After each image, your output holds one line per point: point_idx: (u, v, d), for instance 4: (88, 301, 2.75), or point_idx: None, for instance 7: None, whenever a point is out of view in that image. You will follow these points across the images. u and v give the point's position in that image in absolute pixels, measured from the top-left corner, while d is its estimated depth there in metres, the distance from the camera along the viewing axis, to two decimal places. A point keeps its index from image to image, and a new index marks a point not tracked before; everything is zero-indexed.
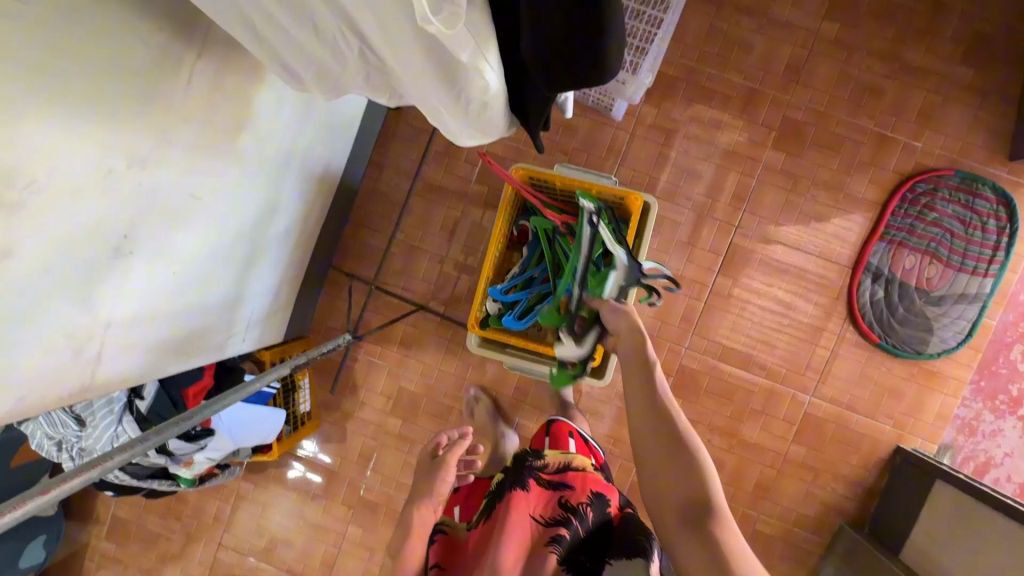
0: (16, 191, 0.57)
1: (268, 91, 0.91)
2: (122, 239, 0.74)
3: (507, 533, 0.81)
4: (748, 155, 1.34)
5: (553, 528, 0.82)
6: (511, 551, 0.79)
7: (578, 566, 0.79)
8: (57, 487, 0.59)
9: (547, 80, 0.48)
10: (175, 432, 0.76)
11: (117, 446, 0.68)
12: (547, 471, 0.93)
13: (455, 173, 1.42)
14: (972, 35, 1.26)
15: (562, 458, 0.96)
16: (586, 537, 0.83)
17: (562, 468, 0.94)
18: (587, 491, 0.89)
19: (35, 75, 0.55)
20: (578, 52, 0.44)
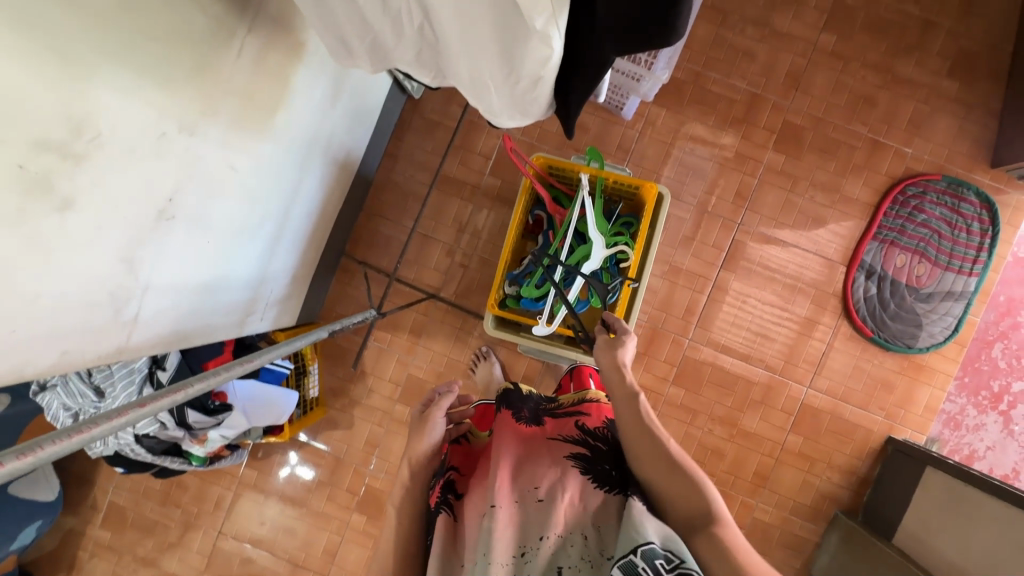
0: (82, 143, 0.60)
1: (304, 71, 0.93)
2: (166, 203, 0.76)
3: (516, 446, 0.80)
4: (750, 157, 1.41)
5: (574, 446, 0.81)
6: (526, 464, 0.77)
7: (605, 478, 0.76)
8: (152, 403, 0.59)
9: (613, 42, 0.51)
10: (238, 372, 0.74)
11: (196, 374, 0.66)
12: (562, 407, 0.93)
13: (469, 165, 1.47)
14: (957, 51, 1.36)
15: (577, 396, 0.95)
16: (609, 455, 0.81)
17: (577, 402, 0.93)
18: (602, 419, 0.89)
19: (105, 30, 0.57)
20: (646, 17, 0.46)
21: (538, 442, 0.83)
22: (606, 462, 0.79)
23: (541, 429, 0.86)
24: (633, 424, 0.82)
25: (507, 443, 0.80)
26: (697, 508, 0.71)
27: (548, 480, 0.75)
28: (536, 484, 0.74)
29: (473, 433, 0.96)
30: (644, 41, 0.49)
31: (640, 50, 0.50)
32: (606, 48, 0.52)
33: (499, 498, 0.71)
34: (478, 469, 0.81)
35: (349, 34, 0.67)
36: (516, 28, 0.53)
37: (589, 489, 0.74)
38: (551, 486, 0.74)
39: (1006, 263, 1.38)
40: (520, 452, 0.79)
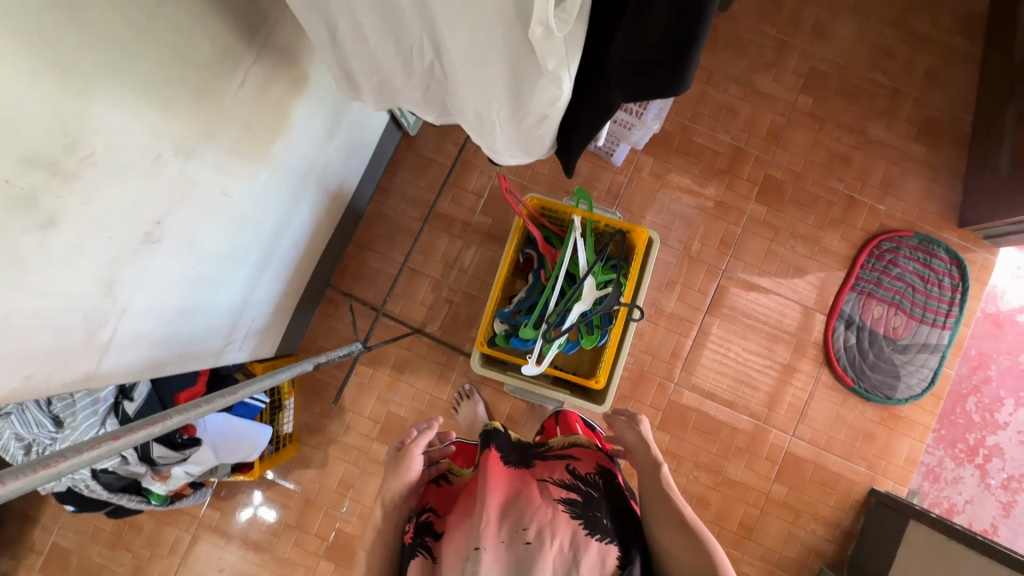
0: (74, 162, 0.58)
1: (304, 102, 0.94)
2: (153, 226, 0.74)
3: (506, 487, 0.75)
4: (734, 207, 1.46)
5: (565, 490, 0.77)
6: (517, 507, 0.72)
7: (595, 525, 0.72)
8: (129, 435, 0.56)
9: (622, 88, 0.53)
10: (221, 405, 0.72)
11: (176, 407, 0.64)
12: (551, 450, 0.90)
13: (462, 202, 1.48)
14: (923, 119, 1.45)
15: (566, 441, 0.93)
16: (602, 502, 0.78)
17: (566, 446, 0.90)
18: (593, 464, 0.85)
19: (111, 50, 0.57)
20: (656, 68, 0.48)
21: (528, 481, 0.78)
22: (597, 508, 0.75)
23: (529, 470, 0.82)
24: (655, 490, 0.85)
25: (494, 481, 0.75)
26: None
27: (538, 521, 0.70)
28: (525, 525, 0.69)
29: (452, 474, 0.91)
30: (649, 86, 0.49)
31: (647, 99, 0.51)
32: (614, 92, 0.54)
33: (484, 539, 0.66)
34: (460, 505, 0.76)
35: (357, 72, 0.69)
36: (526, 71, 0.54)
37: (581, 536, 0.70)
38: (540, 530, 0.69)
39: (977, 318, 1.43)
40: (510, 491, 0.75)
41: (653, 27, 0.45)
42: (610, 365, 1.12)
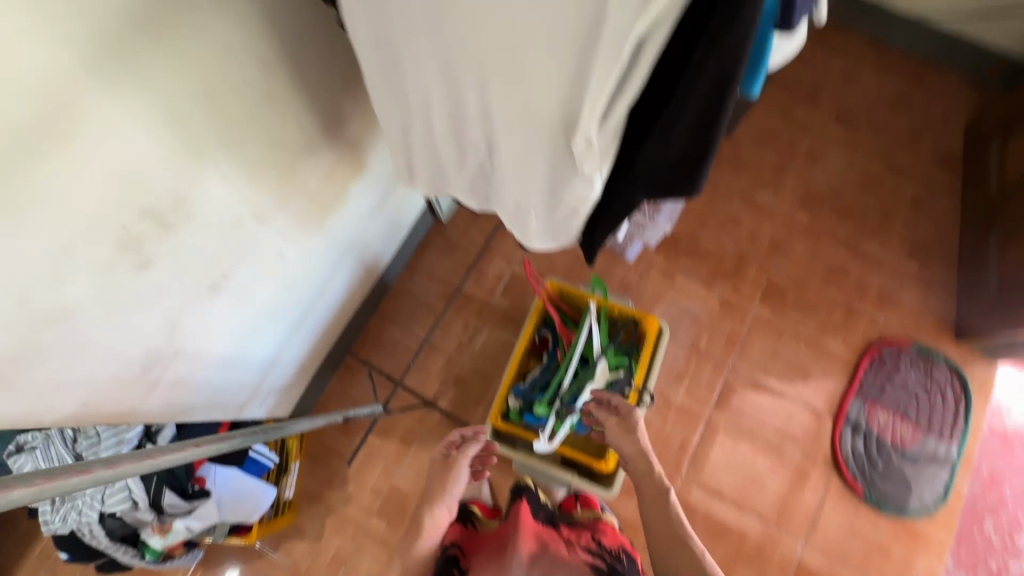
0: (176, 216, 0.69)
1: (360, 185, 1.07)
2: (219, 278, 0.83)
3: (536, 538, 0.77)
4: (739, 307, 1.54)
5: (593, 556, 0.77)
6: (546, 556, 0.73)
7: None
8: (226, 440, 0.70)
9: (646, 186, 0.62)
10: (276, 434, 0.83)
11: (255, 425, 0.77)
12: (575, 520, 0.89)
13: (484, 283, 1.58)
14: (913, 240, 1.58)
15: (590, 515, 0.92)
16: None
17: (591, 519, 0.90)
18: (619, 541, 0.84)
19: (227, 133, 0.69)
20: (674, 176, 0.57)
21: (555, 539, 0.79)
22: None
23: (557, 530, 0.83)
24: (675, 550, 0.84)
25: (526, 531, 0.77)
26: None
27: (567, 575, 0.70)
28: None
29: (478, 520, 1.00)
30: (669, 186, 0.59)
31: (664, 195, 0.60)
32: (639, 189, 0.63)
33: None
34: (488, 551, 0.78)
35: (418, 163, 0.81)
36: (564, 172, 0.64)
37: None
38: None
39: (984, 434, 1.44)
40: (540, 542, 0.76)
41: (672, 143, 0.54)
42: None
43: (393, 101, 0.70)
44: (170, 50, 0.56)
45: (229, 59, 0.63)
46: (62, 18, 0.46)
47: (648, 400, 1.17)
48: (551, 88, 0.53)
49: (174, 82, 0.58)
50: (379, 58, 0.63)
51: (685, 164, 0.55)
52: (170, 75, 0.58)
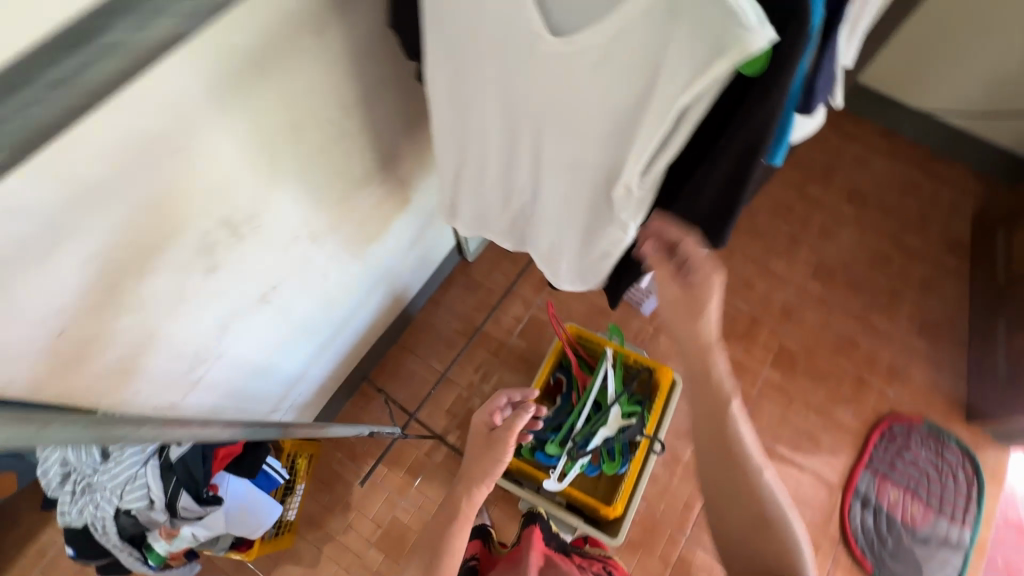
0: (247, 229, 0.76)
1: (402, 218, 1.15)
2: (269, 290, 0.89)
3: (550, 557, 0.78)
4: (749, 369, 1.57)
5: None
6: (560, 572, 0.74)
7: None
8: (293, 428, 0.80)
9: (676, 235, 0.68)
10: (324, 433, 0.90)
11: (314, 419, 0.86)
12: (586, 553, 0.90)
13: (502, 323, 1.62)
14: (923, 319, 1.62)
15: (601, 552, 0.92)
16: None
17: (602, 555, 0.90)
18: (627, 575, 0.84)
19: (304, 161, 0.78)
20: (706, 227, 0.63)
21: (567, 562, 0.81)
22: None
23: (568, 557, 0.84)
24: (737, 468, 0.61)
25: (539, 548, 0.79)
26: (777, 569, 0.58)
27: None
28: None
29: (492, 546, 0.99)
30: (696, 235, 0.64)
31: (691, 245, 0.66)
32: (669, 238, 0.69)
33: None
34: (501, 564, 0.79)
35: (463, 202, 0.89)
36: (601, 219, 0.71)
37: None
38: None
39: (998, 521, 1.41)
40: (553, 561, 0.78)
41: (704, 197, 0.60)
42: (627, 496, 1.15)
43: (452, 145, 0.78)
44: (276, 86, 0.65)
45: (320, 99, 0.73)
46: (202, 57, 0.56)
47: (657, 449, 1.19)
48: (600, 144, 0.60)
49: (272, 113, 0.67)
50: (448, 107, 0.72)
51: (714, 218, 0.62)
52: (270, 107, 0.67)
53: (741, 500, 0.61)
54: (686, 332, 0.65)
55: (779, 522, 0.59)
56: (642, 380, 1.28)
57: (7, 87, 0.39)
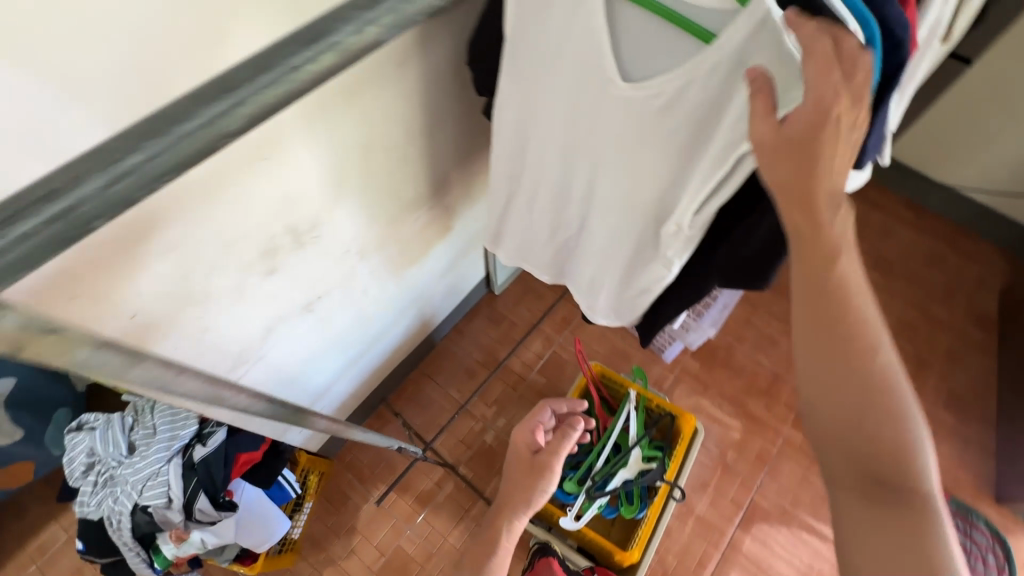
0: (308, 238, 0.80)
1: (441, 244, 1.20)
2: (314, 300, 0.92)
3: None
4: (770, 426, 1.54)
5: None
6: None
7: None
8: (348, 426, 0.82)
9: (719, 276, 0.70)
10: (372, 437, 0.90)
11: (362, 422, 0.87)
12: None
13: (523, 357, 1.63)
14: (949, 392, 1.60)
15: None
16: None
17: None
18: None
19: (367, 181, 0.83)
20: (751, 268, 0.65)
21: None
22: None
23: None
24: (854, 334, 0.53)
25: None
26: (893, 441, 0.52)
27: None
28: None
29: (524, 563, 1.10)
30: (740, 275, 0.67)
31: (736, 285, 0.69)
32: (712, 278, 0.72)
33: None
34: None
35: (509, 231, 0.93)
36: (646, 255, 0.74)
37: None
38: None
39: None
40: None
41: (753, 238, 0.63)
42: (643, 543, 1.12)
43: (507, 176, 0.83)
44: (357, 111, 0.71)
45: (390, 126, 0.78)
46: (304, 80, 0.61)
47: (679, 496, 1.17)
48: (654, 183, 0.64)
49: (350, 133, 0.73)
50: (510, 140, 0.77)
51: (760, 261, 0.65)
52: (349, 128, 0.72)
53: (856, 379, 0.53)
54: (798, 192, 0.50)
55: (899, 391, 0.52)
56: (664, 425, 1.26)
57: (236, 81, 0.44)
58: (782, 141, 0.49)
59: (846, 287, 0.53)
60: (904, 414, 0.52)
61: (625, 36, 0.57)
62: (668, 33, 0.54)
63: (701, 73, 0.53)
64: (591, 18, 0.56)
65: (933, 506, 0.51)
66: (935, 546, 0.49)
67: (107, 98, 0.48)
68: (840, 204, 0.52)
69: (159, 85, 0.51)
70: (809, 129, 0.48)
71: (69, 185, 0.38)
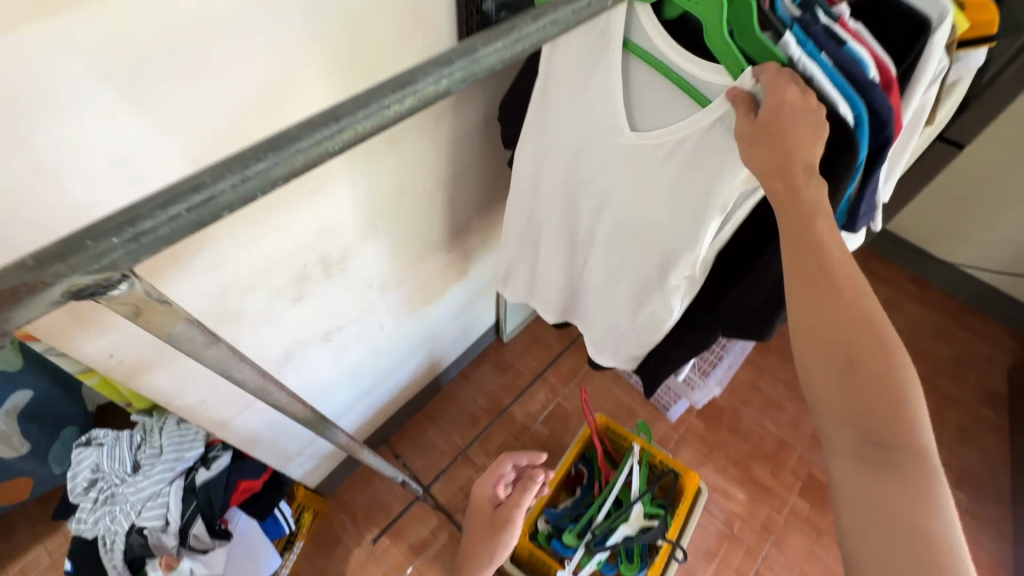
0: (336, 268, 0.85)
1: (457, 286, 1.25)
2: (333, 330, 0.96)
3: None
4: (777, 494, 1.50)
5: None
6: None
7: None
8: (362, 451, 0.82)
9: (726, 325, 0.73)
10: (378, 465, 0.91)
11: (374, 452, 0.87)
12: None
13: (527, 407, 1.63)
14: (961, 470, 1.56)
15: None
16: None
17: None
18: None
19: (396, 220, 0.89)
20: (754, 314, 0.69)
21: None
22: None
23: None
24: (841, 304, 0.49)
25: None
26: (895, 409, 0.46)
27: None
28: None
29: None
30: (746, 326, 0.71)
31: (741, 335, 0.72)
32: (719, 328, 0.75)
33: None
34: None
35: (522, 272, 0.97)
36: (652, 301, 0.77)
37: None
38: None
39: None
40: None
41: (756, 291, 0.66)
42: None
43: (526, 223, 0.89)
44: (394, 156, 0.78)
45: (422, 172, 0.85)
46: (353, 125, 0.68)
47: (680, 557, 1.14)
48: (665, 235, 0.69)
49: (385, 175, 0.79)
50: (530, 189, 0.83)
51: (765, 310, 0.68)
52: (385, 171, 0.79)
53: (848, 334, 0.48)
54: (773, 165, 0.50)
55: (900, 366, 0.47)
56: (667, 482, 1.25)
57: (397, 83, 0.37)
58: (755, 131, 0.50)
59: (832, 257, 0.50)
60: (906, 396, 0.46)
61: (639, 94, 0.64)
62: (676, 95, 0.60)
63: (702, 128, 0.57)
64: (609, 76, 0.63)
65: (936, 484, 0.44)
66: (940, 548, 0.41)
67: (193, 140, 0.55)
68: (817, 174, 0.51)
69: (237, 130, 0.57)
70: (777, 117, 0.48)
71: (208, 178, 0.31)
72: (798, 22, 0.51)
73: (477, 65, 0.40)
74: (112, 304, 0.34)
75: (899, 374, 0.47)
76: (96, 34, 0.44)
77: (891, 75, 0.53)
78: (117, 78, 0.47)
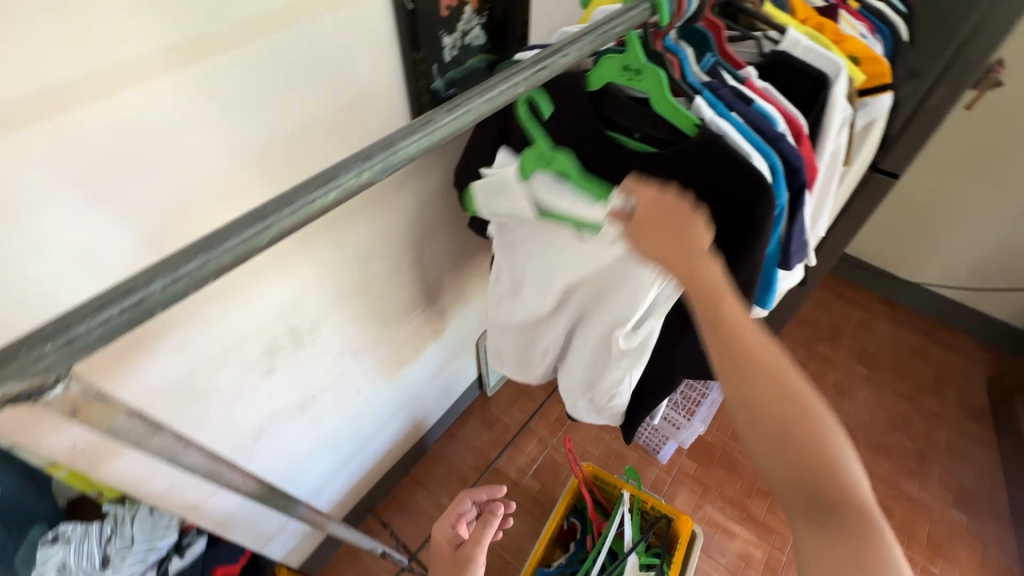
0: (307, 338, 0.87)
1: (434, 345, 1.26)
2: (308, 400, 0.96)
3: None
4: (777, 531, 1.46)
5: None
6: None
7: None
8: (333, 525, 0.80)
9: (688, 367, 0.75)
10: (359, 539, 0.88)
11: (348, 526, 0.84)
12: None
13: (516, 462, 1.59)
14: (957, 489, 1.55)
15: None
16: None
17: None
18: None
19: (365, 286, 0.91)
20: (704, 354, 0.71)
21: None
22: None
23: None
24: (763, 382, 0.48)
25: None
26: (826, 468, 0.46)
27: None
28: None
29: None
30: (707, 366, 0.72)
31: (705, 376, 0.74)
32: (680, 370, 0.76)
33: None
34: None
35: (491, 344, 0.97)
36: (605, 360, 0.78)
37: None
38: None
39: None
40: None
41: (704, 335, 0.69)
42: None
43: None
44: (357, 226, 0.81)
45: (386, 239, 0.88)
46: None
47: None
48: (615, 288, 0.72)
49: (350, 244, 0.83)
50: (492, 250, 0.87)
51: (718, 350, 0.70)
52: (349, 240, 0.82)
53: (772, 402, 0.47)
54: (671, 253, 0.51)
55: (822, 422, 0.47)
56: (661, 528, 1.22)
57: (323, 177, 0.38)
58: (641, 232, 0.53)
59: (737, 329, 0.49)
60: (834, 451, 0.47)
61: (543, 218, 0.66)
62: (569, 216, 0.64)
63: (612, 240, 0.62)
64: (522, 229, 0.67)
65: (880, 532, 0.44)
66: None
67: (153, 229, 0.57)
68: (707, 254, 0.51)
69: (200, 215, 0.60)
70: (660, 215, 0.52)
71: (142, 280, 0.32)
72: (707, 86, 0.56)
73: (397, 158, 0.40)
74: (46, 406, 0.33)
75: (824, 431, 0.47)
76: (59, 146, 0.47)
77: (799, 127, 0.58)
78: (80, 180, 0.50)
